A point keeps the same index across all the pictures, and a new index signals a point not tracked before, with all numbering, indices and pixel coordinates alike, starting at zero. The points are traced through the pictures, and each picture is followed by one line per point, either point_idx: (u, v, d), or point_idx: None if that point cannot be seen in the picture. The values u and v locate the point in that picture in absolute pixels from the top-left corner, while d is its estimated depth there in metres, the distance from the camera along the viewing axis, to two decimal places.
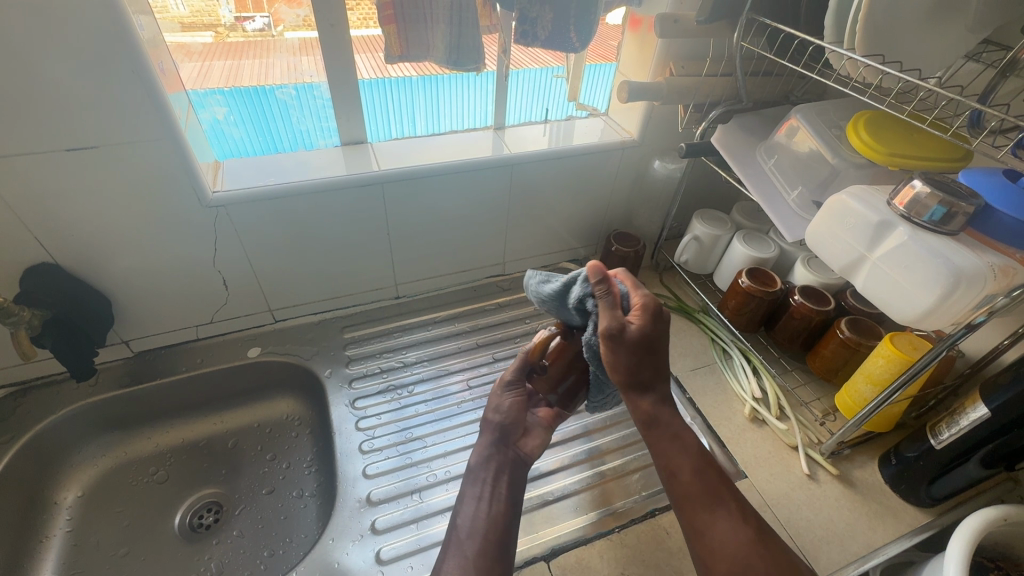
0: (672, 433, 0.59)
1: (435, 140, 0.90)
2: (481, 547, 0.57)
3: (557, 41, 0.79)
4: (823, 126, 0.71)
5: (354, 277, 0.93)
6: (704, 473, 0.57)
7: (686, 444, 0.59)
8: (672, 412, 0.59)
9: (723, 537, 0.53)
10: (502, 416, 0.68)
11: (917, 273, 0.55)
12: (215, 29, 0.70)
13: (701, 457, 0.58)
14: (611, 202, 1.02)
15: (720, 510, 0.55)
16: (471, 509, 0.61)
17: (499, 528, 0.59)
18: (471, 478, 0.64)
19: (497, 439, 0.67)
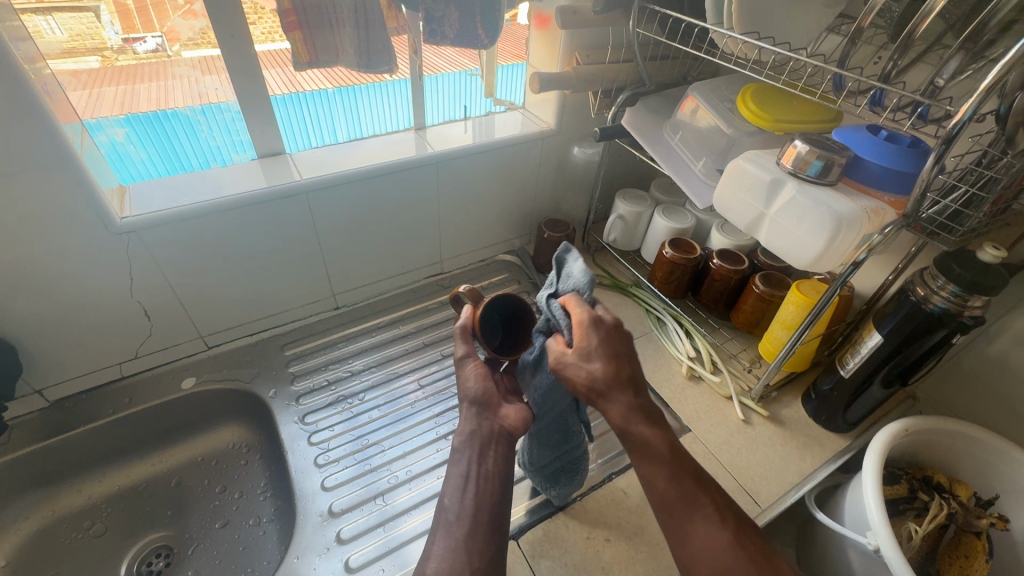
0: (643, 442, 0.53)
1: (357, 145, 0.89)
2: (464, 537, 0.55)
3: (465, 39, 0.81)
4: (717, 101, 0.77)
5: (288, 293, 0.90)
6: (680, 482, 0.53)
7: (658, 453, 0.53)
8: (641, 418, 0.53)
9: (704, 547, 0.51)
10: (474, 389, 0.64)
11: (806, 221, 0.62)
12: (101, 53, 0.66)
13: (677, 463, 0.53)
14: (538, 191, 1.06)
15: (698, 514, 0.52)
16: (454, 495, 0.58)
17: (485, 505, 0.57)
18: (458, 464, 0.61)
19: (477, 412, 0.63)
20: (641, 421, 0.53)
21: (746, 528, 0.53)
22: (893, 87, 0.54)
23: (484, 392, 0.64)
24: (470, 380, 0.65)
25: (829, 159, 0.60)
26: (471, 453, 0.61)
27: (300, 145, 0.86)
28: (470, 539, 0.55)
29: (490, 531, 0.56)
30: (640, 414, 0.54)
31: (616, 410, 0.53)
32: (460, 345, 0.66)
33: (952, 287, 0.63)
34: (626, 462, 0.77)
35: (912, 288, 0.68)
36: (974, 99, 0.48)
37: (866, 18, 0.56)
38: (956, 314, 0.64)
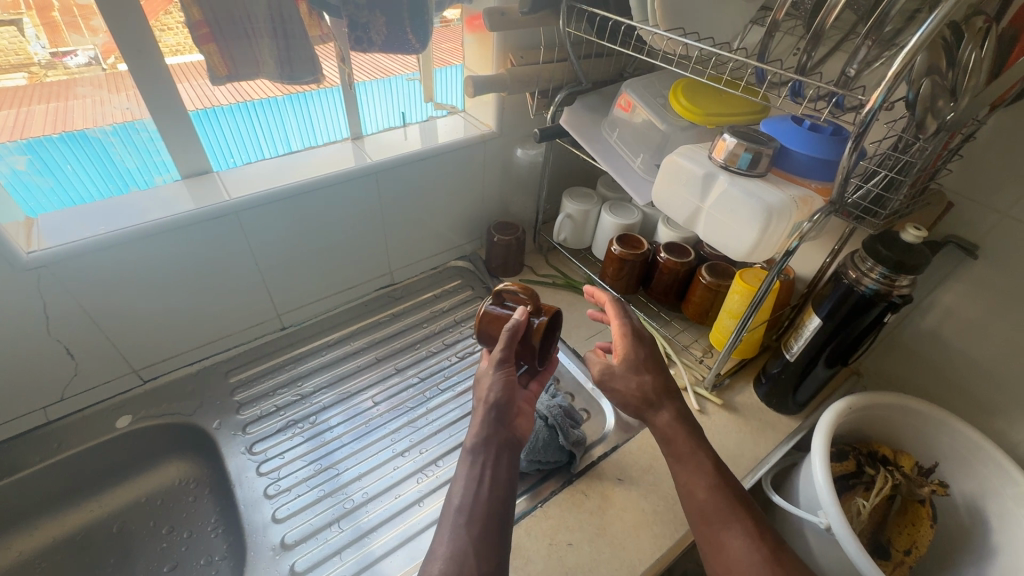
0: (687, 454, 0.66)
1: (290, 159, 0.86)
2: (466, 537, 0.53)
3: (395, 44, 0.80)
4: (650, 98, 0.78)
5: (227, 317, 0.86)
6: (720, 494, 0.62)
7: (701, 465, 0.65)
8: (688, 433, 0.68)
9: (737, 550, 0.58)
10: (498, 394, 0.62)
11: (739, 214, 0.63)
12: (27, 69, 0.63)
13: (718, 479, 0.64)
14: (485, 195, 1.05)
15: (734, 521, 0.60)
16: (462, 498, 0.56)
17: (493, 506, 0.56)
18: (469, 463, 0.59)
19: (495, 418, 0.61)
20: (684, 434, 0.67)
21: (779, 544, 0.59)
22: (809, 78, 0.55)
23: (508, 398, 0.62)
24: (497, 385, 0.63)
25: (753, 150, 0.61)
26: (479, 453, 0.59)
27: (227, 162, 0.82)
28: (479, 541, 0.53)
29: (491, 532, 0.54)
30: (680, 430, 0.68)
31: (663, 421, 0.68)
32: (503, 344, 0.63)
33: (880, 269, 0.65)
34: (586, 463, 0.77)
35: (844, 271, 0.70)
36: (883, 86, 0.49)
37: (780, 10, 0.57)
38: (885, 294, 0.66)
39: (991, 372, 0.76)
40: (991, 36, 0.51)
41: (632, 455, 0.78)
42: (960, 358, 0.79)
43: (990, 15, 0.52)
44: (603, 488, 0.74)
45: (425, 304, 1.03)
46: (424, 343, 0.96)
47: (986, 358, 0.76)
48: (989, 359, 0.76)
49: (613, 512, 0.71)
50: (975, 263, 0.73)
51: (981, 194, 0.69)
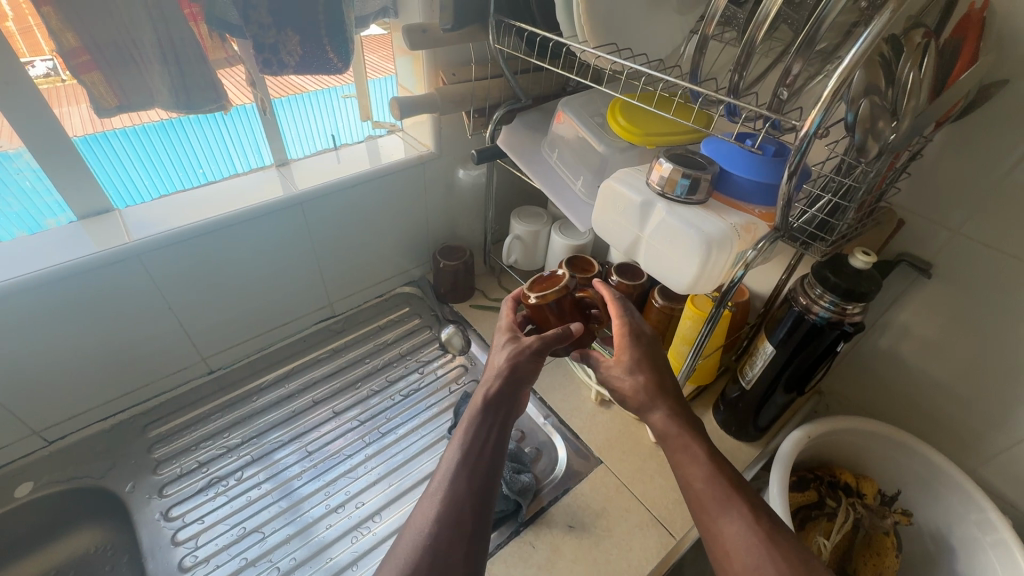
0: (683, 443, 0.57)
1: (205, 191, 0.79)
2: (453, 499, 0.49)
3: (312, 64, 0.73)
4: (586, 116, 0.73)
5: (142, 367, 0.79)
6: (716, 483, 0.53)
7: (695, 455, 0.56)
8: (684, 427, 0.58)
9: (738, 546, 0.49)
10: (525, 367, 0.59)
11: (679, 244, 0.59)
12: None
13: (715, 466, 0.55)
14: (429, 217, 0.99)
15: (735, 511, 0.51)
16: (458, 457, 0.52)
17: (488, 470, 0.52)
18: (473, 420, 0.55)
19: (514, 382, 0.58)
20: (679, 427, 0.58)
21: (788, 531, 0.50)
22: (741, 102, 0.52)
23: (530, 375, 0.60)
24: (520, 364, 0.59)
25: (689, 175, 0.56)
26: (482, 410, 0.56)
27: (132, 199, 0.75)
28: (471, 503, 0.49)
29: (482, 493, 0.51)
30: (674, 420, 0.58)
31: (657, 416, 0.59)
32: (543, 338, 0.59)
33: (829, 296, 0.61)
34: (535, 510, 0.72)
35: (795, 297, 0.66)
36: (818, 108, 0.45)
37: (711, 25, 0.52)
38: (838, 322, 0.62)
39: (950, 393, 0.73)
40: (929, 52, 0.48)
41: (584, 498, 0.73)
42: (920, 378, 0.76)
43: (929, 29, 0.49)
44: (552, 538, 0.69)
45: (370, 336, 0.97)
46: (365, 381, 0.90)
47: (947, 377, 0.73)
48: (948, 380, 0.73)
49: (562, 566, 0.66)
50: (930, 282, 0.70)
51: (933, 211, 0.66)
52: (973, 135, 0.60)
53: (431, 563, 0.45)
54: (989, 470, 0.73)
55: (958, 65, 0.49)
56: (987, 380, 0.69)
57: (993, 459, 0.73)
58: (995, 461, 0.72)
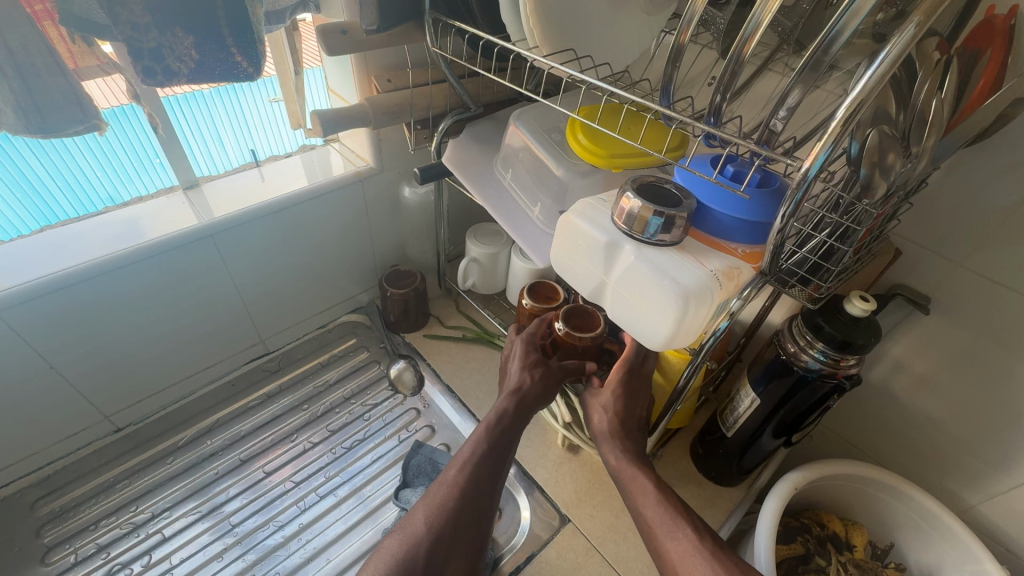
0: (632, 474, 0.58)
1: (92, 224, 0.66)
2: (464, 491, 0.55)
3: (214, 69, 0.60)
4: (542, 132, 0.63)
5: (25, 436, 0.66)
6: (663, 505, 0.55)
7: (644, 487, 0.57)
8: (636, 461, 0.59)
9: (682, 563, 0.51)
10: (541, 389, 0.62)
11: (649, 295, 0.50)
12: None
13: (664, 491, 0.56)
14: (375, 238, 0.88)
15: (681, 531, 0.53)
16: (473, 454, 0.57)
17: (494, 474, 0.57)
18: (490, 422, 0.60)
19: (534, 398, 0.62)
20: (631, 464, 0.59)
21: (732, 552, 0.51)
22: (723, 129, 0.42)
23: (543, 393, 0.62)
24: (535, 383, 0.62)
25: (660, 212, 0.47)
26: (499, 415, 0.60)
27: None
28: (469, 508, 0.55)
29: (477, 497, 0.56)
30: (627, 455, 0.60)
31: (610, 454, 0.60)
32: (557, 371, 0.64)
33: (821, 346, 0.54)
34: None
35: (783, 342, 0.58)
36: (826, 138, 0.36)
37: (686, 31, 0.42)
38: (831, 374, 0.55)
39: (944, 430, 0.67)
40: (950, 70, 0.40)
41: (550, 566, 0.65)
42: (913, 414, 0.69)
43: (945, 38, 0.40)
44: None
45: (309, 376, 0.86)
46: (303, 431, 0.79)
47: (944, 415, 0.66)
48: (942, 417, 0.66)
49: None
50: (925, 316, 0.63)
51: (934, 239, 0.58)
52: (981, 153, 0.52)
53: (440, 542, 0.52)
54: (984, 510, 0.67)
55: (981, 80, 0.41)
56: (985, 418, 0.62)
57: (989, 499, 0.66)
58: (992, 500, 0.66)
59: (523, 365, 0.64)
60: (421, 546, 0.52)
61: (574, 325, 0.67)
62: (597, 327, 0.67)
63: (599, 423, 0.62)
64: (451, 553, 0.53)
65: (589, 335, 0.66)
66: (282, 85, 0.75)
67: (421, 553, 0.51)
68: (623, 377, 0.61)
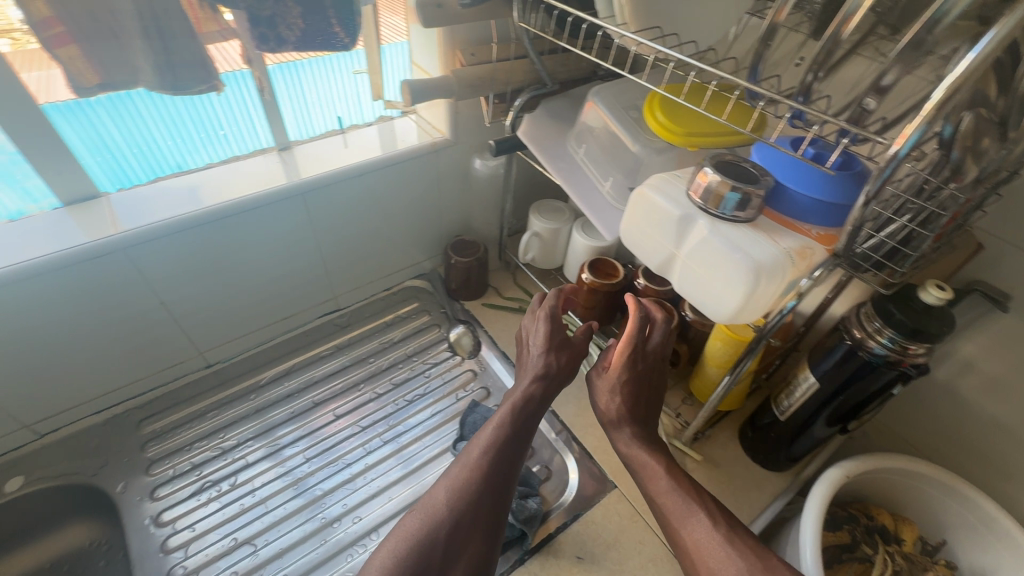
0: (642, 462, 0.59)
1: (200, 176, 0.72)
2: (484, 476, 0.57)
3: (316, 40, 0.66)
4: (620, 109, 0.65)
5: (136, 360, 0.75)
6: (677, 489, 0.56)
7: (656, 468, 0.58)
8: (647, 447, 0.60)
9: (701, 547, 0.52)
10: (564, 369, 0.65)
11: (720, 270, 0.51)
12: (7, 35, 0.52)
13: (677, 478, 0.58)
14: (443, 208, 0.93)
15: (695, 516, 0.54)
16: (493, 441, 0.59)
17: (513, 458, 0.59)
18: (513, 406, 0.61)
19: (545, 381, 0.64)
20: None
21: (746, 532, 0.53)
22: (811, 107, 0.43)
23: (560, 372, 0.64)
24: (555, 362, 0.64)
25: (734, 188, 0.49)
26: (525, 401, 0.62)
27: (116, 180, 0.67)
28: (488, 495, 0.56)
29: (497, 482, 0.57)
30: (640, 443, 0.60)
31: (622, 441, 0.61)
32: (565, 352, 0.66)
33: (890, 333, 0.54)
34: (544, 536, 0.67)
35: (848, 328, 0.58)
36: (919, 119, 0.36)
37: (781, 13, 0.44)
38: (897, 362, 0.55)
39: (1010, 434, 0.65)
40: None
41: (595, 527, 0.68)
42: (978, 417, 0.68)
43: None
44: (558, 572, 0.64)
45: (375, 333, 0.92)
46: (368, 383, 0.85)
47: (1013, 420, 0.64)
48: (1010, 420, 0.65)
49: None
50: (1003, 315, 0.61)
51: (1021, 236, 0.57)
52: None
53: (457, 528, 0.54)
54: None
55: None
56: None
57: None
58: None
59: (546, 349, 0.65)
60: (440, 526, 0.54)
61: None
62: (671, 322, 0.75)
63: (610, 407, 0.62)
64: (469, 538, 0.54)
65: None
66: (367, 57, 0.78)
67: (439, 537, 0.53)
68: (627, 360, 0.62)
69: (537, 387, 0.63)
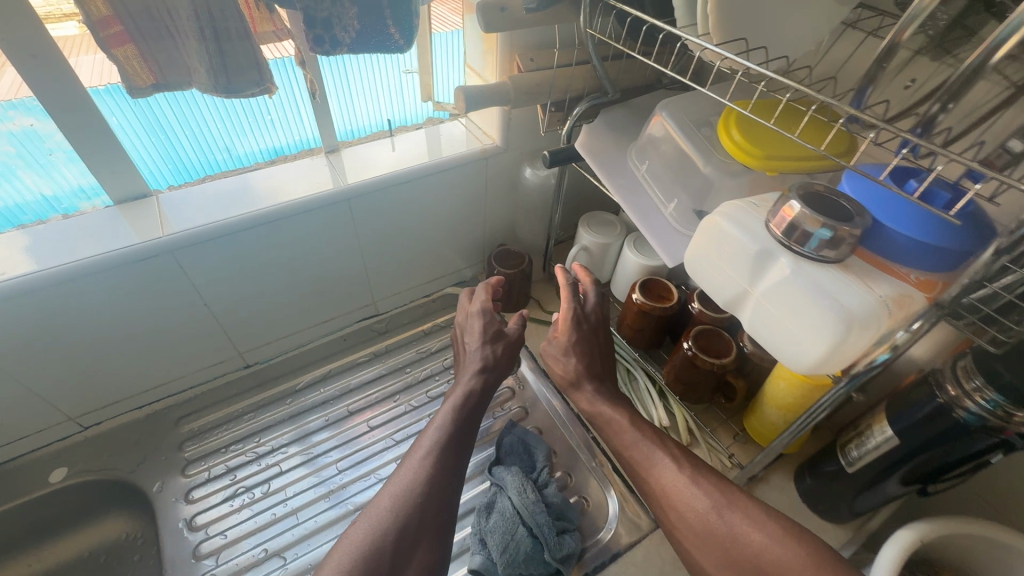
0: (608, 418, 0.61)
1: (250, 178, 0.72)
2: (432, 478, 0.54)
3: (370, 41, 0.62)
4: (690, 125, 0.60)
5: (176, 359, 0.75)
6: (643, 438, 0.57)
7: (620, 421, 0.60)
8: (607, 401, 0.62)
9: (675, 489, 0.52)
10: (501, 357, 0.69)
11: (803, 315, 0.46)
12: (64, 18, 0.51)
13: (640, 425, 0.59)
14: (489, 215, 0.89)
15: (660, 458, 0.55)
16: (439, 440, 0.58)
17: (461, 448, 0.59)
18: (455, 404, 0.63)
19: (483, 371, 0.67)
20: None
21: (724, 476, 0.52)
22: (926, 141, 0.37)
23: (497, 356, 0.69)
24: (494, 346, 0.70)
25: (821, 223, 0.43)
26: (466, 395, 0.64)
27: (169, 179, 0.68)
28: (439, 485, 0.54)
29: (445, 480, 0.55)
30: (597, 399, 0.63)
31: (585, 398, 0.64)
32: (502, 341, 0.71)
33: (994, 394, 0.48)
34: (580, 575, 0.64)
35: (939, 383, 0.53)
36: None
37: (904, 32, 0.38)
38: (997, 429, 0.49)
39: None
40: None
41: (635, 568, 0.65)
42: None
43: None
44: None
45: (413, 341, 0.90)
46: (404, 394, 0.83)
47: None
48: None
49: None
50: None
51: None
52: None
53: (405, 532, 0.50)
54: None
55: None
56: None
57: None
58: None
59: (483, 342, 0.70)
60: (387, 535, 0.49)
61: (703, 347, 0.70)
62: (729, 355, 0.69)
63: (568, 366, 0.66)
64: (417, 540, 0.50)
65: (714, 362, 0.68)
66: (418, 56, 0.77)
67: (387, 545, 0.49)
68: (571, 325, 0.67)
69: (476, 383, 0.66)
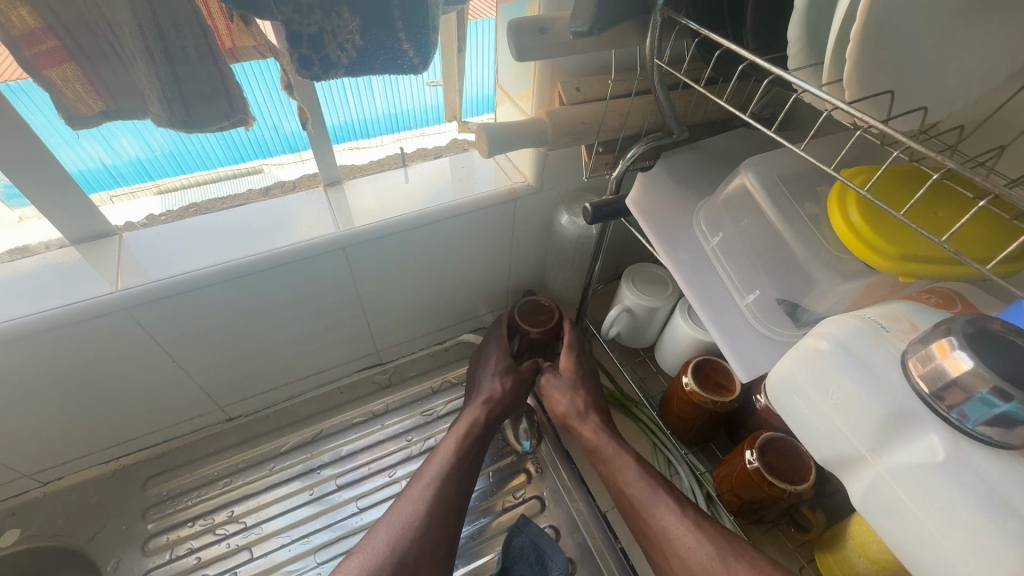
0: (608, 457, 0.58)
1: (233, 217, 0.61)
2: (430, 512, 0.56)
3: (376, 62, 0.49)
4: (783, 195, 0.45)
5: (146, 415, 0.66)
6: (645, 480, 0.55)
7: (625, 460, 0.57)
8: (614, 439, 0.60)
9: (674, 539, 0.51)
10: (505, 397, 0.66)
11: (958, 523, 0.30)
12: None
13: (645, 466, 0.56)
14: (516, 261, 0.76)
15: (664, 505, 0.53)
16: (441, 472, 0.59)
17: (462, 487, 0.60)
18: (458, 438, 0.62)
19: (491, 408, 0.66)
20: None
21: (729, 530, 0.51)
22: None
23: (507, 394, 0.66)
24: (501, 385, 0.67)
25: (1009, 394, 0.28)
26: (470, 427, 0.63)
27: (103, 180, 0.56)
28: (437, 523, 0.56)
29: (441, 513, 0.57)
30: (598, 434, 0.61)
31: (588, 429, 0.61)
32: (513, 377, 0.68)
33: None
34: None
35: None
36: None
37: None
38: None
39: None
40: None
41: None
42: None
43: None
44: None
45: (418, 400, 0.78)
46: (402, 467, 0.71)
47: None
48: None
49: None
50: None
51: None
52: None
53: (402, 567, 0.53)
54: None
55: None
56: None
57: None
58: None
59: (493, 374, 0.68)
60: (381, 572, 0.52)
61: (771, 464, 0.55)
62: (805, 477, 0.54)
63: (567, 405, 0.63)
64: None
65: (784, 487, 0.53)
66: (445, 69, 0.61)
67: None
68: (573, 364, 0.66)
69: (482, 412, 0.65)
